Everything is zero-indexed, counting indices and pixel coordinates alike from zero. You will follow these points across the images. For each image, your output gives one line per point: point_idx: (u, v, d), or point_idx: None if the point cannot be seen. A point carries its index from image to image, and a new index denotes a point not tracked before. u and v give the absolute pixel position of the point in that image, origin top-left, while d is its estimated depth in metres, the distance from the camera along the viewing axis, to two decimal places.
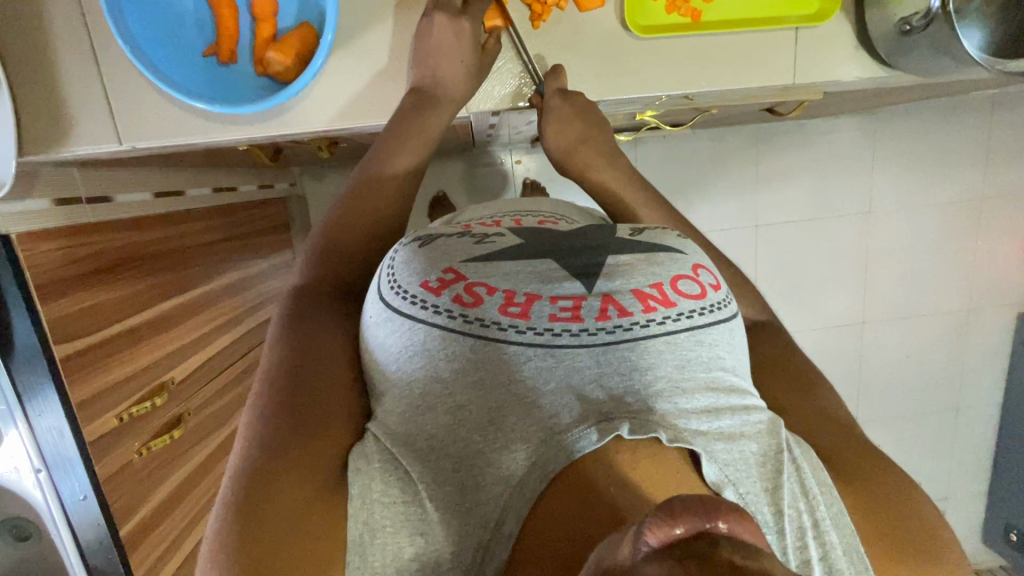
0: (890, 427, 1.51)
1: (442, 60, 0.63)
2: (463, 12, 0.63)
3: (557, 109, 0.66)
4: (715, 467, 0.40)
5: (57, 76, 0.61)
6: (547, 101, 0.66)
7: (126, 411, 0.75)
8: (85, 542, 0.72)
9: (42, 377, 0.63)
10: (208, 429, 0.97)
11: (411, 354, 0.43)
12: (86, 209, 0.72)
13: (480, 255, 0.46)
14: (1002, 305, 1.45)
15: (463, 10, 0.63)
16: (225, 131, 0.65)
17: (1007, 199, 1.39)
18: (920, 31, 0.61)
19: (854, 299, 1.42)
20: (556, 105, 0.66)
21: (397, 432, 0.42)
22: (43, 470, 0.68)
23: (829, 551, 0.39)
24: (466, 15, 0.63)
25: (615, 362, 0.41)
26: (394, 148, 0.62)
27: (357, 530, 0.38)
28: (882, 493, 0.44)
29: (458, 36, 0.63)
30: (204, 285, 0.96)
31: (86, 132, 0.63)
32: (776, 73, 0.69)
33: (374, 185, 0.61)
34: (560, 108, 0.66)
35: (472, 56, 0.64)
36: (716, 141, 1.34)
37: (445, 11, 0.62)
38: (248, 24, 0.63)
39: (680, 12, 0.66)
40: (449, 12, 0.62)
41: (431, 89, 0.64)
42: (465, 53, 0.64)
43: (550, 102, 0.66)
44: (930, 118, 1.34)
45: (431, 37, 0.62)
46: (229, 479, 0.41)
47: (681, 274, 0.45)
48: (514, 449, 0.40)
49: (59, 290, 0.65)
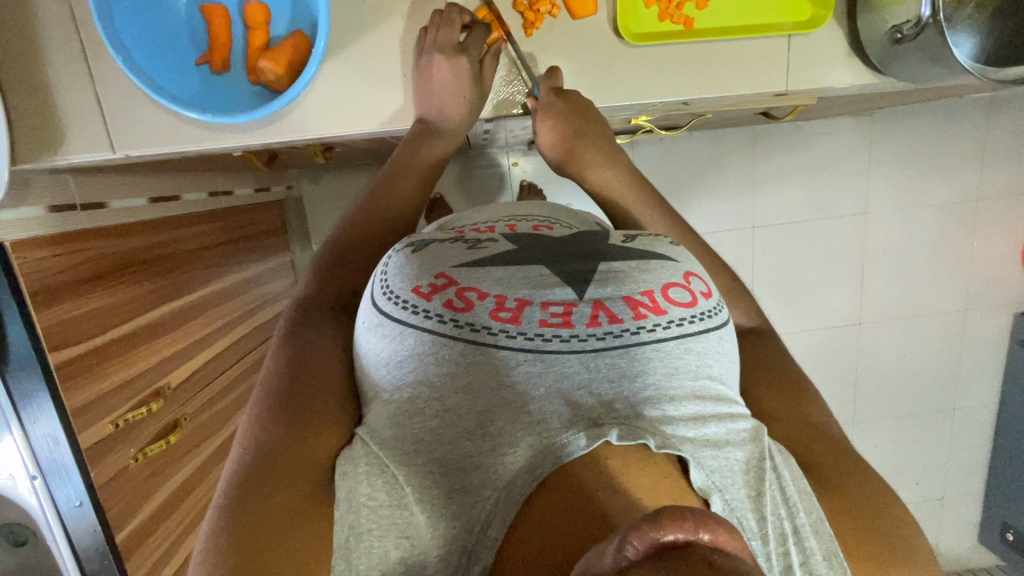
0: (886, 427, 1.52)
1: (447, 101, 0.65)
2: (461, 49, 0.63)
3: (552, 106, 0.65)
4: (702, 473, 0.40)
5: (51, 85, 0.62)
6: (542, 99, 0.65)
7: (121, 417, 0.75)
8: (80, 548, 0.72)
9: (36, 384, 0.63)
10: (205, 433, 0.97)
11: (401, 360, 0.43)
12: (81, 215, 0.72)
13: (472, 260, 0.46)
14: (998, 305, 1.45)
15: (461, 47, 0.63)
16: (219, 139, 0.65)
17: (1002, 199, 1.39)
18: (910, 39, 0.61)
19: (850, 299, 1.43)
20: (551, 102, 0.65)
21: (384, 435, 0.42)
22: (37, 478, 0.68)
23: (808, 556, 0.40)
24: (465, 54, 0.63)
25: (605, 368, 0.41)
26: (398, 173, 0.66)
27: (344, 534, 0.39)
28: (862, 497, 0.46)
29: (457, 76, 0.64)
30: (200, 289, 0.96)
31: (81, 141, 0.63)
32: (769, 79, 0.69)
33: (380, 207, 0.64)
34: (555, 105, 0.65)
35: (475, 90, 0.67)
36: (712, 143, 1.34)
37: (443, 50, 0.62)
38: (242, 33, 0.64)
39: (673, 19, 0.66)
40: (447, 51, 0.62)
41: (438, 122, 0.67)
42: (464, 90, 0.65)
43: (543, 100, 0.65)
44: (926, 119, 1.35)
45: (432, 78, 0.64)
46: (224, 482, 0.42)
47: (672, 281, 0.46)
48: (502, 453, 0.39)
49: (52, 296, 0.64)
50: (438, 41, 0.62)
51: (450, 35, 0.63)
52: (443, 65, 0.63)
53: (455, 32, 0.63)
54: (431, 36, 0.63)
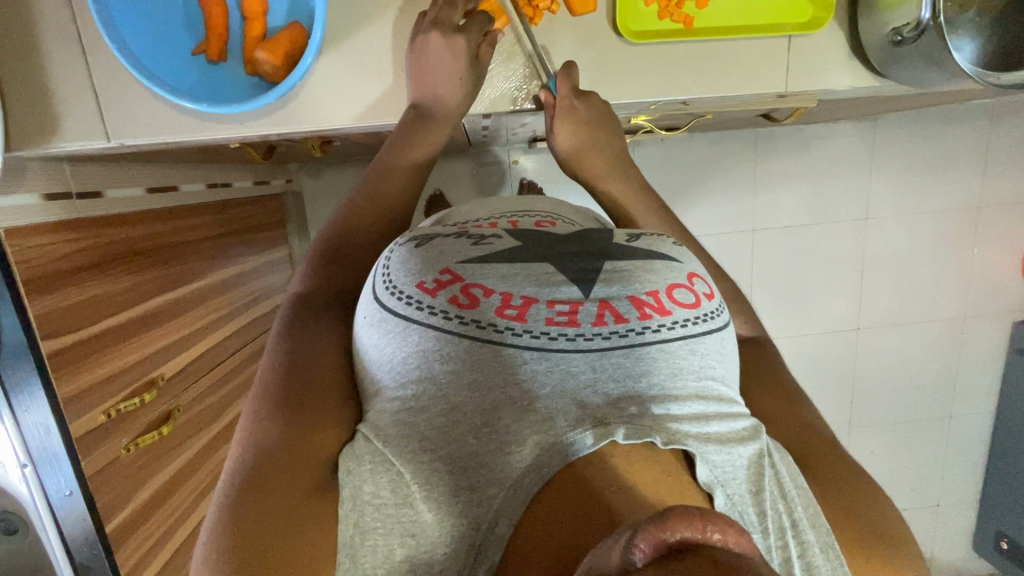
0: (882, 432, 1.53)
1: (441, 89, 0.64)
2: (461, 29, 0.63)
3: (572, 109, 0.66)
4: (707, 468, 0.40)
5: (44, 68, 0.61)
6: (561, 99, 0.66)
7: (114, 407, 0.74)
8: (70, 537, 0.71)
9: (28, 372, 0.62)
10: (198, 426, 0.96)
11: (406, 357, 0.43)
12: (76, 204, 0.71)
13: (477, 256, 0.46)
14: (997, 313, 1.47)
15: (457, 27, 0.63)
16: (215, 130, 0.65)
17: (1002, 208, 1.40)
18: (910, 42, 0.61)
19: (849, 306, 1.44)
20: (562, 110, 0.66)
21: (388, 432, 0.41)
22: (28, 466, 0.67)
23: (806, 549, 0.41)
24: (457, 38, 0.62)
25: (611, 367, 0.42)
26: (396, 164, 0.64)
27: (349, 532, 0.39)
28: (856, 495, 0.46)
29: (451, 62, 0.62)
30: (196, 282, 0.95)
31: (76, 129, 0.63)
32: (769, 81, 0.69)
33: (376, 197, 0.63)
34: (567, 113, 0.67)
35: (471, 74, 0.65)
36: (714, 144, 1.34)
37: (441, 28, 0.62)
38: (239, 23, 0.63)
39: (672, 18, 0.66)
40: (442, 29, 0.62)
41: (429, 109, 0.65)
42: (459, 70, 0.64)
43: (563, 101, 0.66)
44: (929, 126, 1.35)
45: (426, 61, 0.62)
46: (225, 479, 0.42)
47: (677, 282, 0.46)
48: (509, 451, 0.39)
49: (47, 285, 0.64)
50: (437, 18, 0.62)
51: (450, 15, 0.63)
52: (432, 51, 0.62)
53: (455, 14, 0.63)
54: (431, 15, 0.62)
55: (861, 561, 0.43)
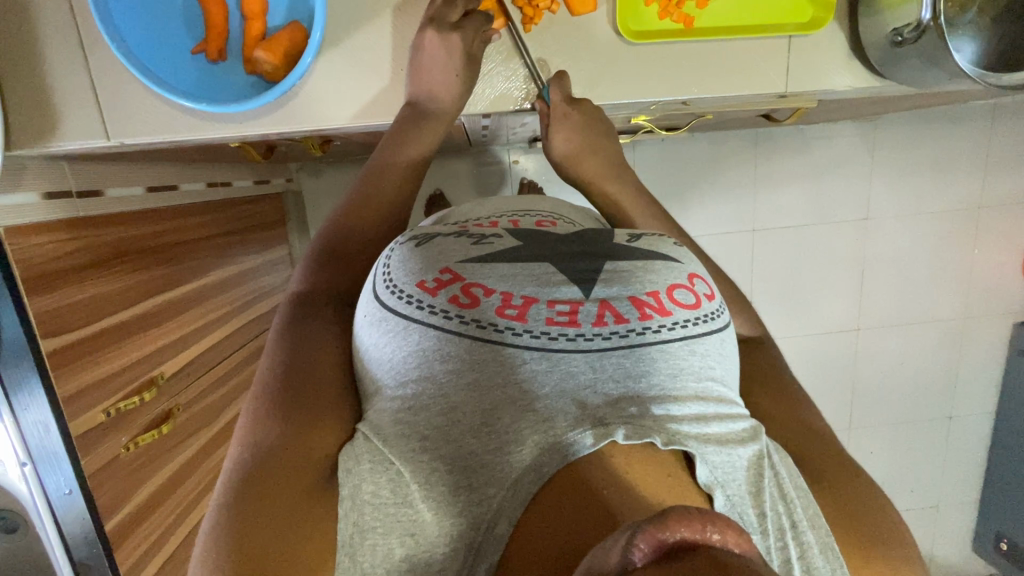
0: (881, 433, 1.53)
1: (440, 88, 0.64)
2: (459, 28, 0.63)
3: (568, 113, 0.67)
4: (707, 469, 0.40)
5: (44, 67, 0.61)
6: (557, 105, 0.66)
7: (113, 406, 0.74)
8: (69, 536, 0.71)
9: (26, 370, 0.62)
10: (197, 425, 0.96)
11: (406, 357, 0.43)
12: (76, 203, 0.71)
13: (477, 256, 0.46)
14: (997, 313, 1.47)
15: (455, 26, 0.63)
16: (215, 130, 0.65)
17: (1003, 208, 1.40)
18: (911, 42, 0.61)
19: (850, 306, 1.44)
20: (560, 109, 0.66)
21: (388, 431, 0.41)
22: (27, 465, 0.67)
23: (806, 550, 0.41)
24: (455, 37, 0.62)
25: (611, 368, 0.42)
26: (396, 163, 0.64)
27: (347, 532, 0.39)
28: (856, 496, 0.46)
29: (449, 62, 0.63)
30: (196, 281, 0.95)
31: (75, 128, 0.63)
32: (769, 81, 0.69)
33: (376, 196, 0.63)
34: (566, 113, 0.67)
35: (469, 73, 0.65)
36: (714, 143, 1.34)
37: (436, 25, 0.62)
38: (238, 23, 0.63)
39: (672, 18, 0.66)
40: (440, 28, 0.62)
41: (428, 108, 0.65)
42: (456, 68, 0.64)
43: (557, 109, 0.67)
44: (930, 126, 1.35)
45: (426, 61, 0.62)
46: (224, 478, 0.42)
47: (677, 282, 0.46)
48: (509, 451, 0.39)
49: (49, 283, 0.64)
50: (432, 16, 0.62)
51: (446, 13, 0.63)
52: (430, 50, 0.62)
53: (452, 12, 0.63)
54: (429, 12, 0.62)
55: (859, 562, 0.43)
